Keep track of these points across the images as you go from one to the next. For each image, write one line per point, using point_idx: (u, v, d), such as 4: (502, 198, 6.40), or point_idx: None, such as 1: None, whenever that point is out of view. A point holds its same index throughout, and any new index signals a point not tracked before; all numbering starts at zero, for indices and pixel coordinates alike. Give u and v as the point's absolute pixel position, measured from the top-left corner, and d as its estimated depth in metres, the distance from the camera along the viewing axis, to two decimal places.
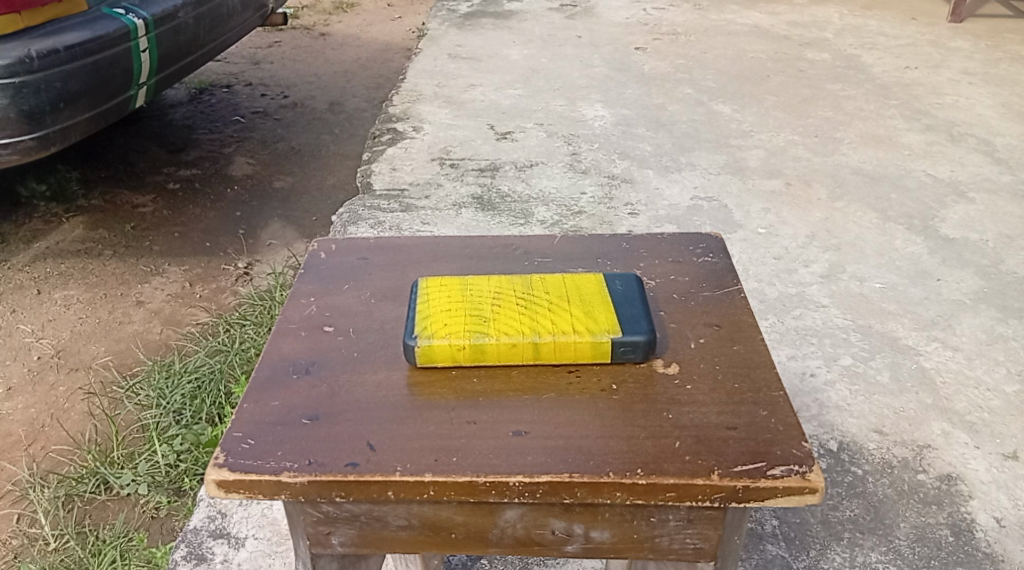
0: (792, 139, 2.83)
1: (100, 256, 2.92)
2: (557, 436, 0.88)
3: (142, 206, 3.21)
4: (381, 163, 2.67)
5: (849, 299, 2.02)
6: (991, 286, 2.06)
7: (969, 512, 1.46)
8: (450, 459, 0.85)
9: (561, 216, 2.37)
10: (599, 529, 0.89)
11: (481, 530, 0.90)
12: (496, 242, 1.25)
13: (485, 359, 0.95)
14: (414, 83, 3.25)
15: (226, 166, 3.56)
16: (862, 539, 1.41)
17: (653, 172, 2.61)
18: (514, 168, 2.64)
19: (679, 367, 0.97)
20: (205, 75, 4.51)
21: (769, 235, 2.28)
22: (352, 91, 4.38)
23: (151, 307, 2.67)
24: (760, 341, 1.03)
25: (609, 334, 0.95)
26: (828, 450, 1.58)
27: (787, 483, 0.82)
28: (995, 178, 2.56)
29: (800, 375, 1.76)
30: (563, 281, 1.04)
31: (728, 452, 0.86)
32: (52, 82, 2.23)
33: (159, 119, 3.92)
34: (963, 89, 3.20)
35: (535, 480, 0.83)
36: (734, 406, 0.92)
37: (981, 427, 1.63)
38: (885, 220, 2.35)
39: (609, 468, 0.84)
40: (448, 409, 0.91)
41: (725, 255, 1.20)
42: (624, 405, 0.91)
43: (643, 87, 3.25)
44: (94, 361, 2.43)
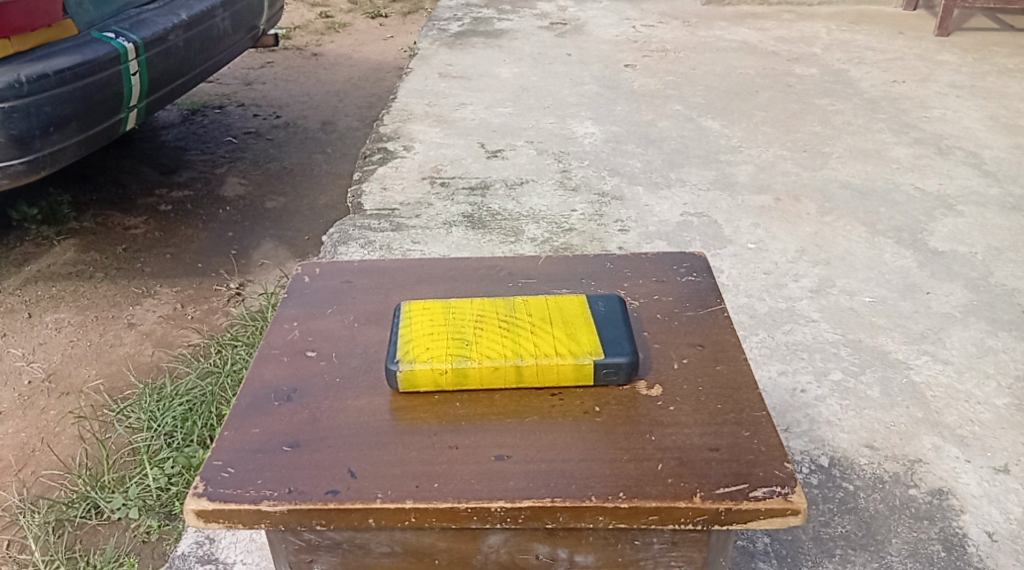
0: (781, 154, 2.84)
1: (91, 278, 2.91)
2: (539, 459, 0.87)
3: (133, 228, 3.21)
4: (372, 183, 2.67)
5: (838, 313, 2.02)
6: (980, 299, 2.07)
7: (961, 526, 1.46)
8: (431, 485, 0.84)
9: (551, 233, 2.38)
10: (583, 553, 0.88)
11: (465, 556, 0.89)
12: (480, 264, 1.25)
13: (467, 382, 0.95)
14: (405, 103, 3.26)
15: (218, 187, 3.56)
16: (854, 555, 1.41)
17: (643, 188, 2.62)
18: (504, 186, 2.65)
19: (662, 389, 0.97)
20: (197, 96, 4.52)
21: (759, 250, 2.29)
22: (345, 110, 4.40)
23: (142, 329, 2.66)
24: (743, 361, 1.03)
25: (592, 356, 0.94)
26: (819, 465, 1.58)
27: (769, 505, 0.82)
28: (983, 191, 2.57)
29: (791, 391, 1.75)
30: (546, 303, 1.04)
31: (712, 474, 0.85)
32: (42, 106, 2.24)
33: (150, 141, 3.93)
34: (950, 103, 3.22)
35: (517, 505, 0.82)
36: (716, 426, 0.92)
37: (972, 440, 1.63)
38: (874, 233, 2.36)
39: (592, 492, 0.84)
40: (430, 435, 0.91)
41: (709, 275, 1.21)
42: (607, 427, 0.91)
43: (633, 104, 3.27)
44: (85, 384, 2.42)
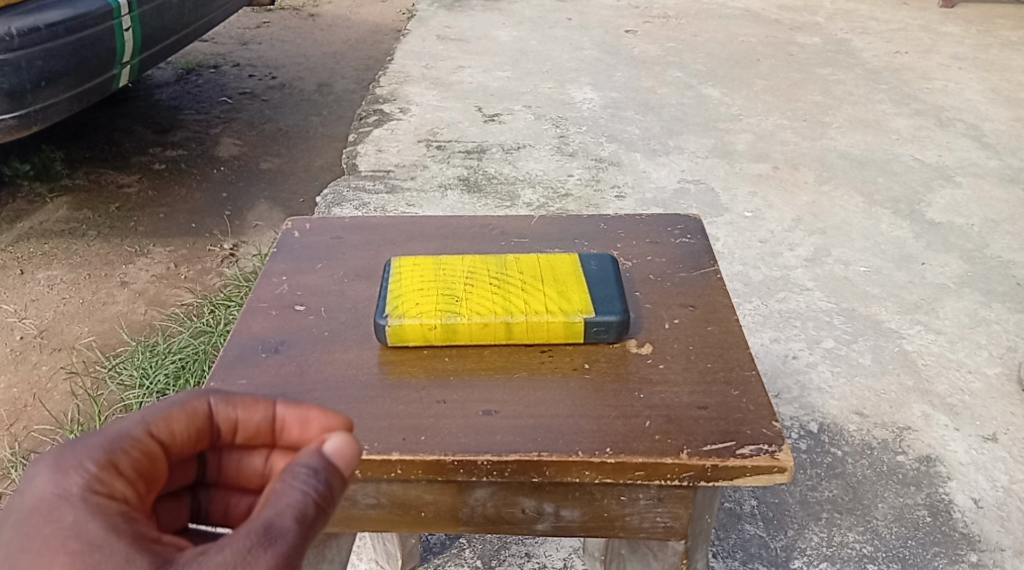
0: (781, 122, 2.82)
1: (84, 236, 2.89)
2: (527, 415, 0.87)
3: (127, 187, 3.19)
4: (367, 145, 2.65)
5: (833, 282, 2.02)
6: (975, 270, 2.07)
7: (947, 493, 1.47)
8: (418, 438, 0.84)
9: (547, 198, 2.37)
10: (569, 507, 0.88)
11: (451, 509, 0.89)
12: (473, 222, 1.24)
13: (457, 338, 0.95)
14: (402, 65, 3.23)
15: (213, 147, 3.53)
16: (839, 519, 1.43)
17: (641, 155, 2.61)
18: (501, 150, 2.63)
19: (652, 347, 0.97)
20: (192, 55, 4.46)
21: (755, 218, 2.28)
22: (342, 72, 4.35)
23: (135, 287, 2.66)
24: (735, 321, 1.02)
25: (582, 314, 0.94)
26: (808, 431, 1.59)
27: (756, 462, 0.82)
28: (982, 163, 2.56)
29: (783, 358, 1.76)
30: (538, 261, 1.04)
31: (699, 431, 0.85)
32: (33, 60, 2.21)
33: (144, 99, 3.89)
34: (952, 74, 3.19)
35: (503, 459, 0.81)
36: (705, 385, 0.91)
37: (962, 409, 1.64)
38: (871, 203, 2.35)
39: (578, 447, 0.83)
40: (418, 389, 0.90)
41: (703, 237, 1.19)
42: (596, 384, 0.91)
43: (633, 70, 3.23)
44: (77, 341, 2.42)
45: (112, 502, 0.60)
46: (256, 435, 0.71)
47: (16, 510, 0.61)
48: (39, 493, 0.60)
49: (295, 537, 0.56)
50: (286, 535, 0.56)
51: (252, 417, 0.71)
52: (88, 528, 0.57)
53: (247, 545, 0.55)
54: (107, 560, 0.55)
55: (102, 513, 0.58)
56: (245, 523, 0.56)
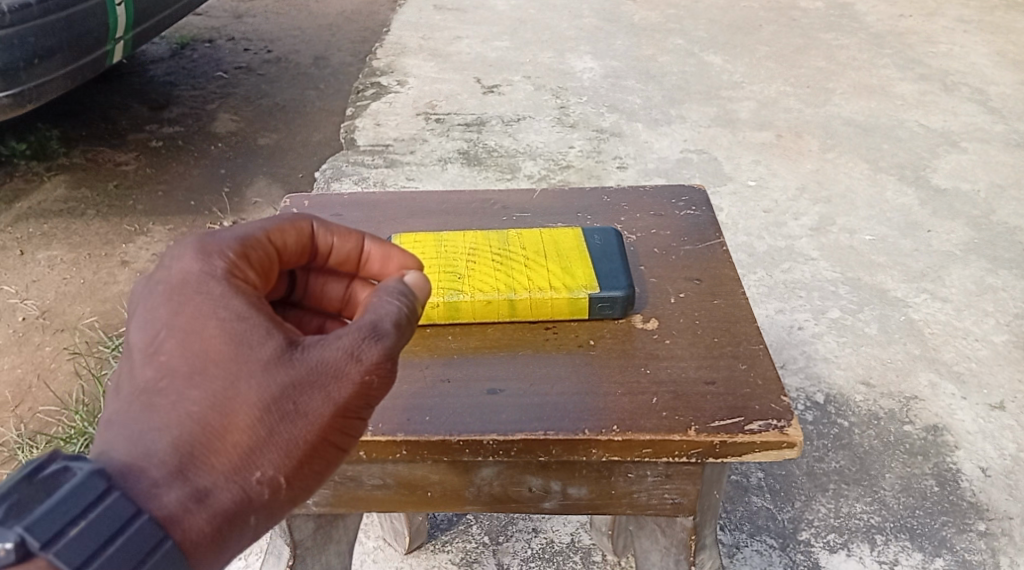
0: (784, 89, 2.78)
1: (83, 215, 2.88)
2: (533, 393, 0.86)
3: (124, 164, 3.16)
4: (365, 119, 2.62)
5: (838, 251, 2.00)
6: (982, 237, 2.05)
7: (954, 462, 1.47)
8: (423, 418, 0.83)
9: (548, 170, 2.35)
10: (576, 485, 0.87)
11: (457, 488, 0.88)
12: (474, 197, 1.22)
13: (460, 317, 0.94)
14: (399, 36, 3.18)
15: (210, 123, 3.49)
16: (847, 490, 1.43)
17: (643, 125, 2.57)
18: (501, 123, 2.60)
19: (658, 322, 0.95)
20: (186, 29, 4.40)
21: (759, 187, 2.26)
22: (338, 45, 4.29)
23: (136, 267, 2.65)
24: (742, 294, 1.01)
25: (587, 290, 0.93)
26: (814, 402, 1.59)
27: (764, 438, 0.81)
28: (988, 128, 2.53)
29: (788, 329, 1.75)
30: (541, 236, 1.02)
31: (707, 407, 0.84)
32: (25, 37, 2.17)
33: (139, 75, 3.84)
34: (957, 38, 3.14)
35: (509, 438, 0.80)
36: (712, 360, 0.90)
37: (969, 377, 1.63)
38: (876, 170, 2.33)
39: (585, 425, 0.82)
40: (422, 368, 0.89)
41: (708, 208, 1.17)
42: (602, 360, 0.90)
43: (633, 38, 3.18)
44: (80, 321, 2.42)
45: (247, 287, 0.69)
46: (345, 261, 0.81)
47: (158, 282, 0.69)
48: (184, 268, 0.68)
49: (397, 335, 0.67)
50: (392, 333, 0.67)
51: (345, 245, 0.80)
52: (232, 303, 0.66)
53: (362, 335, 0.65)
54: (253, 331, 0.65)
55: (241, 293, 0.67)
56: (359, 319, 0.66)
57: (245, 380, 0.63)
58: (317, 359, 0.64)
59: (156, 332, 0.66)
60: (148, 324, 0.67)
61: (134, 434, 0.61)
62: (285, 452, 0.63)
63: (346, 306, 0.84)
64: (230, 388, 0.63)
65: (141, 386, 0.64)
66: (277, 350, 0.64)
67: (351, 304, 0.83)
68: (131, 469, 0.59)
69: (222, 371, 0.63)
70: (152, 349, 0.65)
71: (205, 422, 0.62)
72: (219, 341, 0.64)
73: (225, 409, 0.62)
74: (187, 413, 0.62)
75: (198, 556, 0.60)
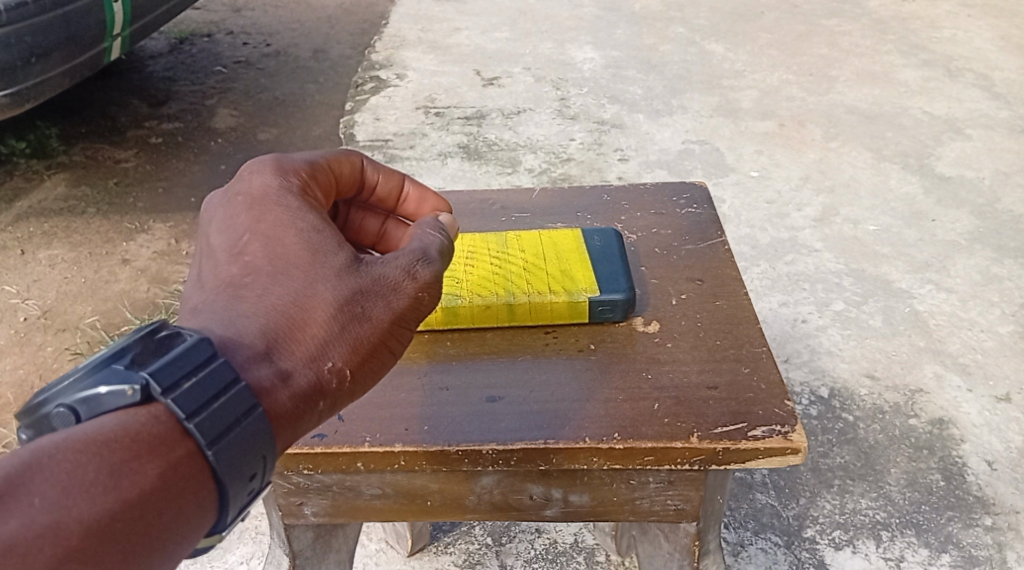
0: (786, 77, 2.75)
1: (83, 214, 2.86)
2: (532, 400, 0.84)
3: (124, 162, 3.15)
4: (365, 113, 2.60)
5: (842, 242, 1.98)
6: (987, 226, 2.03)
7: (960, 455, 1.46)
8: (421, 428, 0.81)
9: (549, 164, 2.33)
10: (578, 492, 0.86)
11: (457, 497, 0.87)
12: (473, 197, 1.21)
13: (457, 322, 0.92)
14: (398, 29, 3.16)
15: (209, 119, 3.48)
16: (852, 485, 1.42)
17: (644, 116, 2.55)
18: (501, 116, 2.58)
19: (659, 325, 0.94)
20: (184, 23, 4.37)
21: (761, 178, 2.24)
22: (337, 37, 4.27)
23: (137, 265, 2.64)
24: (744, 295, 0.99)
25: (586, 293, 0.92)
26: (819, 397, 1.57)
27: (768, 445, 0.79)
28: (992, 114, 2.50)
29: (792, 322, 1.74)
30: (540, 238, 1.01)
31: (709, 413, 0.83)
32: (22, 36, 2.16)
33: (138, 71, 3.82)
34: (961, 22, 3.11)
35: (509, 448, 0.79)
36: (715, 363, 0.89)
37: (974, 368, 1.62)
38: (879, 159, 2.30)
39: (586, 433, 0.81)
40: (420, 375, 0.88)
41: (710, 206, 1.16)
42: (602, 365, 0.89)
43: (634, 27, 3.15)
44: (81, 321, 2.41)
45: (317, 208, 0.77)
46: (386, 198, 0.91)
47: (239, 198, 0.76)
48: (265, 184, 0.76)
49: (443, 260, 0.75)
50: (439, 256, 0.75)
51: (388, 183, 0.90)
52: (309, 217, 0.74)
53: (416, 258, 0.73)
54: (328, 241, 0.72)
55: (315, 211, 0.75)
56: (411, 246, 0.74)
57: (323, 282, 0.70)
58: (381, 272, 0.71)
59: (241, 236, 0.73)
60: (233, 232, 0.74)
61: (227, 318, 0.67)
62: (353, 349, 0.69)
63: (380, 241, 0.95)
64: (309, 284, 0.69)
65: (228, 283, 0.70)
66: (348, 261, 0.71)
67: (384, 238, 0.94)
68: (230, 341, 0.64)
69: (303, 271, 0.70)
70: (238, 251, 0.72)
71: (287, 310, 0.68)
72: (299, 246, 0.71)
73: (305, 303, 0.68)
74: (274, 303, 0.68)
75: (281, 430, 0.63)
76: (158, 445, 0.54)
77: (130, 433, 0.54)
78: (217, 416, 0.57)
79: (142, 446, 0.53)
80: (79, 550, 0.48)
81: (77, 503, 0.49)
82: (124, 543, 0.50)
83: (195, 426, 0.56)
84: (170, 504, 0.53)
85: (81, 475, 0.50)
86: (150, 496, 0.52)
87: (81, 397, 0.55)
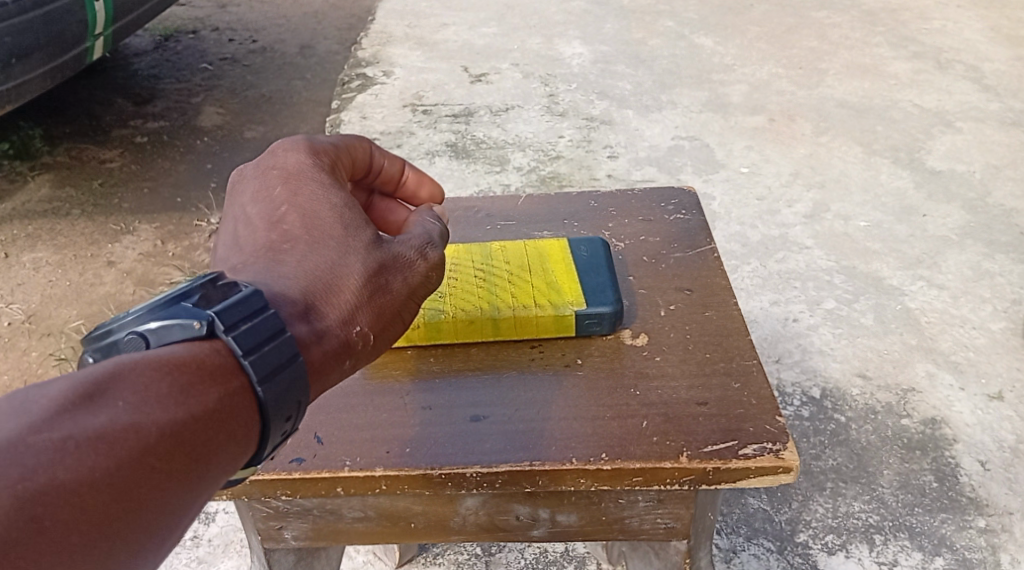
0: (776, 71, 2.73)
1: (68, 216, 2.83)
2: (518, 419, 0.82)
3: (109, 162, 3.11)
4: (351, 111, 2.57)
5: (833, 238, 1.96)
6: (978, 220, 2.01)
7: (953, 456, 1.44)
8: (403, 450, 0.79)
9: (538, 162, 2.31)
10: (566, 512, 0.84)
11: (442, 519, 0.85)
12: (457, 204, 1.18)
13: (441, 337, 0.90)
14: (384, 24, 3.12)
15: (195, 117, 3.43)
16: (845, 488, 1.41)
17: (633, 112, 2.53)
18: (489, 113, 2.55)
19: (648, 338, 0.92)
20: (169, 20, 4.32)
21: (752, 174, 2.22)
22: (323, 33, 4.22)
23: (122, 267, 2.60)
24: (734, 305, 0.97)
25: (573, 306, 0.90)
26: (810, 398, 1.56)
27: (759, 463, 0.77)
28: (983, 107, 2.48)
29: (783, 321, 1.72)
30: (525, 250, 0.99)
31: (699, 431, 0.80)
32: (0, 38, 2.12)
33: (123, 69, 3.77)
34: (950, 13, 3.09)
35: (493, 471, 0.77)
36: (705, 378, 0.86)
37: (966, 367, 1.60)
38: (870, 153, 2.29)
39: (573, 454, 0.78)
40: (402, 394, 0.85)
41: (698, 212, 1.13)
42: (589, 382, 0.86)
43: (623, 21, 3.12)
44: (66, 325, 2.38)
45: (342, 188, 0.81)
46: (388, 180, 0.94)
47: (273, 169, 0.80)
48: (300, 159, 0.80)
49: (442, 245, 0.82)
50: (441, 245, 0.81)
51: (391, 166, 0.93)
52: (339, 194, 0.78)
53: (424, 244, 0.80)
54: (356, 218, 0.77)
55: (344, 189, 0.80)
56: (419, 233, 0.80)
57: (352, 254, 0.75)
58: (399, 253, 0.77)
59: (279, 206, 0.77)
60: (269, 203, 0.77)
61: (268, 278, 0.70)
62: (377, 317, 0.74)
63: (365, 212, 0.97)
64: (341, 255, 0.74)
65: (267, 247, 0.74)
66: (372, 239, 0.77)
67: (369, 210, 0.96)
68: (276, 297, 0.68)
69: (335, 243, 0.74)
70: (275, 219, 0.76)
71: (321, 277, 0.72)
72: (333, 219, 0.76)
73: (337, 271, 0.73)
74: (311, 269, 0.72)
75: (315, 382, 0.66)
76: (217, 374, 0.58)
77: (195, 361, 0.57)
78: (270, 355, 0.61)
79: (206, 374, 0.57)
80: (151, 449, 0.51)
81: (153, 410, 0.53)
82: (187, 454, 0.53)
83: (250, 363, 0.59)
84: (226, 428, 0.56)
85: (153, 391, 0.54)
86: (210, 418, 0.56)
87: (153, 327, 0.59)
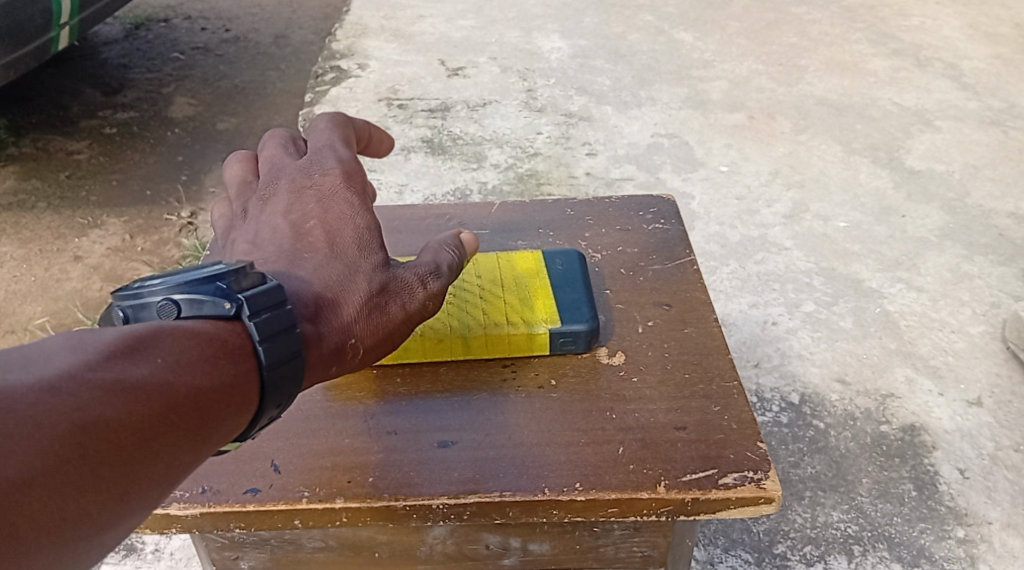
0: (756, 67, 2.70)
1: (33, 209, 2.74)
2: (488, 446, 0.78)
3: (76, 153, 3.02)
4: (324, 105, 2.50)
5: (813, 240, 1.94)
6: (957, 222, 1.99)
7: (933, 464, 1.42)
8: (366, 480, 0.75)
9: (515, 159, 2.26)
10: (537, 541, 0.81)
11: (407, 548, 0.81)
12: (428, 211, 1.14)
13: (408, 356, 0.85)
14: (359, 15, 3.06)
15: (166, 108, 3.35)
16: (823, 497, 1.38)
17: (612, 108, 2.49)
18: (466, 108, 2.50)
19: (624, 357, 0.88)
20: (140, 8, 4.21)
21: (731, 173, 2.19)
22: (298, 22, 4.14)
23: (89, 262, 2.53)
24: (714, 321, 0.93)
25: (547, 324, 0.86)
26: (789, 403, 1.53)
27: (740, 494, 0.74)
28: (962, 106, 2.47)
29: (762, 325, 1.70)
30: (497, 263, 0.95)
31: (678, 458, 0.77)
32: None
33: (91, 58, 3.67)
34: (929, 9, 3.07)
35: (461, 502, 0.73)
36: (684, 401, 0.83)
37: (945, 372, 1.58)
38: (849, 152, 2.27)
39: (545, 484, 0.75)
40: (366, 418, 0.81)
41: (677, 222, 1.10)
42: (564, 405, 0.82)
43: (602, 15, 3.08)
44: (30, 322, 2.31)
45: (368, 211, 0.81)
46: None
47: (308, 181, 0.81)
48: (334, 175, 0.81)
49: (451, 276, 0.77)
50: (451, 274, 0.77)
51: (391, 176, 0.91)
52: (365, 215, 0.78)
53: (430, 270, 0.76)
54: (372, 240, 0.76)
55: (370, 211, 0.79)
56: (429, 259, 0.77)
57: (362, 273, 0.74)
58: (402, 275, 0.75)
59: (304, 216, 0.77)
60: (297, 211, 0.78)
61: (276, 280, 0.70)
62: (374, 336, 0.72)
63: None
64: (351, 272, 0.73)
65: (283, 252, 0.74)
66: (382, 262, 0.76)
67: None
68: None
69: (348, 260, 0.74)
70: (297, 228, 0.76)
71: (325, 290, 0.71)
72: (352, 238, 0.76)
73: (342, 287, 0.72)
74: (319, 282, 0.72)
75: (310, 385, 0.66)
76: (237, 351, 0.60)
77: (222, 337, 0.60)
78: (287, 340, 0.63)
79: (230, 350, 0.60)
80: (174, 411, 0.54)
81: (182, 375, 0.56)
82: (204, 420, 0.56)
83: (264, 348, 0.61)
84: (238, 404, 0.58)
85: (178, 357, 0.57)
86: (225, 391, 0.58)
87: (184, 297, 0.61)
